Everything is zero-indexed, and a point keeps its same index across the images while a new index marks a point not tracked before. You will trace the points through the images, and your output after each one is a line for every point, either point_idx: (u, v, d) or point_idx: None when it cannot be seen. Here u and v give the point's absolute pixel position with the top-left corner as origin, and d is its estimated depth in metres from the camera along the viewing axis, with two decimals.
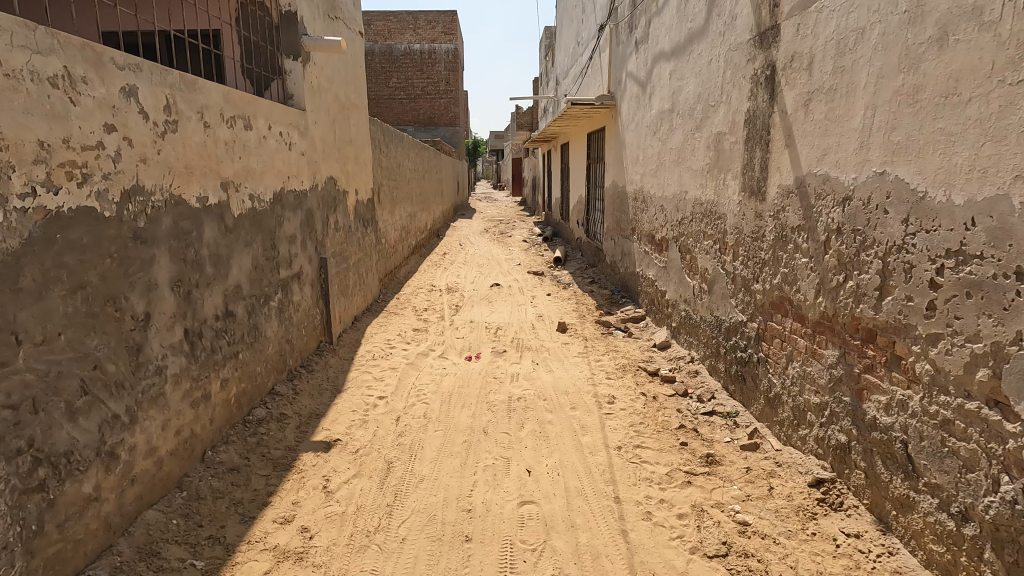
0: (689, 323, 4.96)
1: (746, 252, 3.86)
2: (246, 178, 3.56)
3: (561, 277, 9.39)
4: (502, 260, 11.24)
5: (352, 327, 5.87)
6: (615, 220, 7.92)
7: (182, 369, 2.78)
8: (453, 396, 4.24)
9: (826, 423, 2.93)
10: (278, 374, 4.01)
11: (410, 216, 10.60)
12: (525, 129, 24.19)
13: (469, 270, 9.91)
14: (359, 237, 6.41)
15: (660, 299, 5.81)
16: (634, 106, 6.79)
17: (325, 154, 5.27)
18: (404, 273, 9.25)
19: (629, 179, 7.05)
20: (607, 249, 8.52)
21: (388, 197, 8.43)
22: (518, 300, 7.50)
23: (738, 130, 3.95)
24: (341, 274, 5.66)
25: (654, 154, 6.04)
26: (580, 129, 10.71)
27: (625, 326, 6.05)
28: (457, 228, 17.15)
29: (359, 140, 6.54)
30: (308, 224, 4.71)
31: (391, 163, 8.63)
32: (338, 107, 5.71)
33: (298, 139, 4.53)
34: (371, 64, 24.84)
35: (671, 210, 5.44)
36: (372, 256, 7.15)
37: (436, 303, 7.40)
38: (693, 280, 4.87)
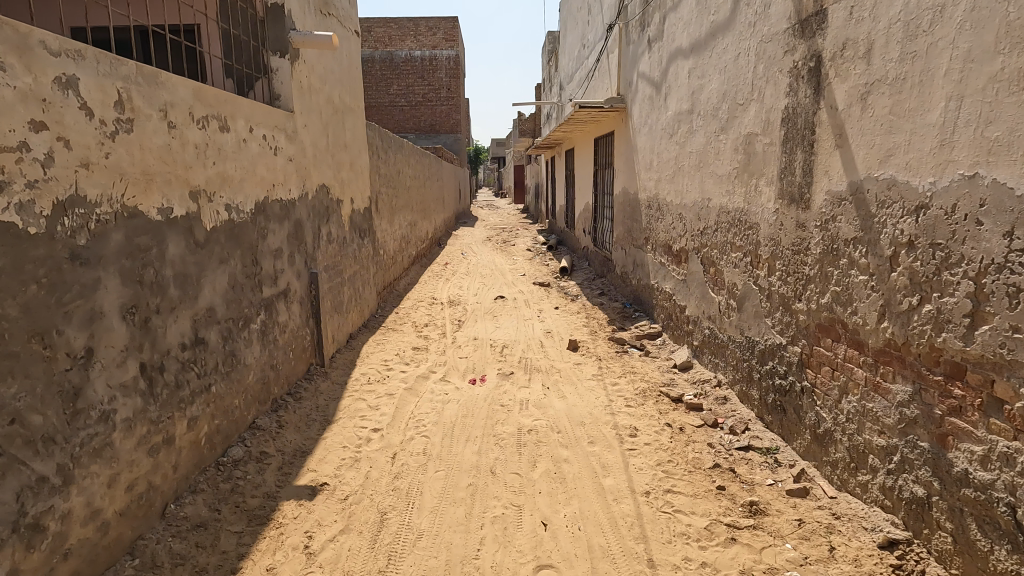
0: (715, 343, 4.52)
1: (785, 267, 3.44)
2: (222, 185, 3.15)
3: (569, 288, 8.97)
4: (506, 270, 10.83)
5: (347, 346, 5.44)
6: (626, 229, 7.50)
7: (136, 411, 2.35)
8: (456, 427, 3.80)
9: (895, 470, 2.49)
10: (260, 406, 3.58)
11: (410, 225, 10.21)
12: (528, 136, 23.85)
13: (472, 282, 9.49)
14: (354, 249, 6.00)
15: (679, 314, 5.38)
16: (648, 108, 6.39)
17: (317, 160, 4.87)
18: (404, 284, 8.83)
19: (642, 185, 6.64)
20: (617, 259, 8.09)
21: (387, 206, 8.03)
22: (524, 314, 7.07)
23: (774, 131, 3.54)
24: (335, 289, 5.24)
25: (670, 159, 5.63)
26: (587, 135, 10.32)
27: (641, 344, 5.62)
28: (458, 237, 16.76)
29: (355, 146, 6.14)
30: (296, 236, 4.30)
31: (389, 170, 8.24)
32: (331, 110, 5.32)
33: (285, 144, 4.13)
34: (372, 71, 24.58)
35: (692, 219, 5.02)
36: (370, 268, 6.74)
37: (437, 317, 6.97)
38: (719, 295, 4.44)
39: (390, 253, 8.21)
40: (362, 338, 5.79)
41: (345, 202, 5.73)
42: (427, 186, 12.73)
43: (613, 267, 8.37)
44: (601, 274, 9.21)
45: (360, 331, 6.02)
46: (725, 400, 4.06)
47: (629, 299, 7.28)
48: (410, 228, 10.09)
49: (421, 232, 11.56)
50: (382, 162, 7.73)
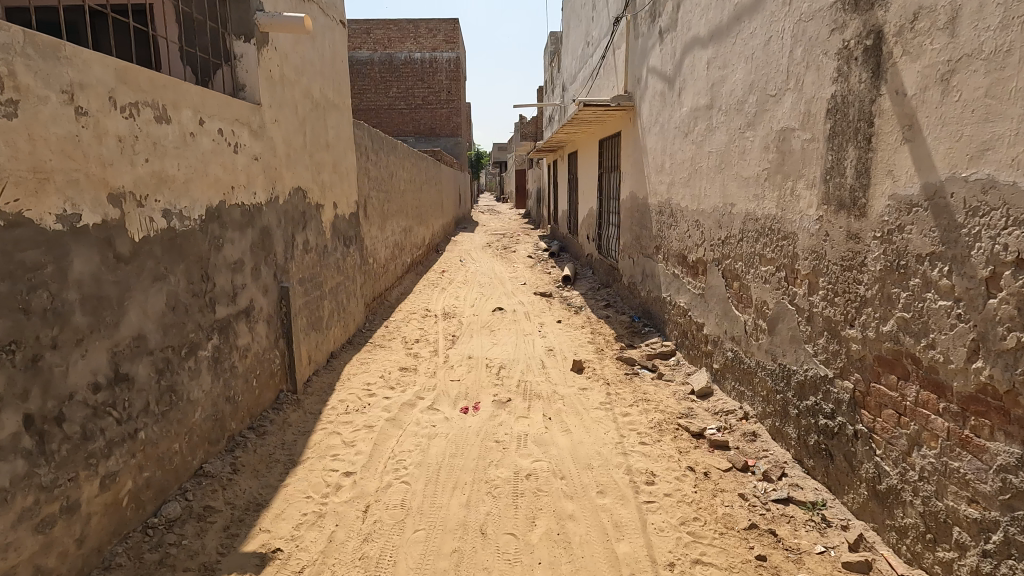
0: (740, 368, 3.98)
1: (831, 285, 2.90)
2: (160, 187, 2.62)
3: (572, 298, 8.43)
4: (506, 279, 10.30)
5: (327, 366, 4.91)
6: (635, 236, 6.97)
7: (14, 479, 1.82)
8: (442, 470, 3.26)
9: (996, 554, 1.95)
10: (210, 447, 3.04)
11: (405, 231, 9.70)
12: (529, 139, 23.38)
13: (469, 291, 8.95)
14: (338, 258, 5.48)
15: (696, 333, 4.85)
16: (659, 105, 5.87)
17: (292, 160, 4.34)
18: (397, 295, 8.31)
19: (653, 189, 6.10)
20: (624, 269, 7.55)
21: (378, 211, 7.52)
22: (524, 328, 6.54)
23: (816, 124, 3.01)
24: (313, 304, 4.72)
25: (685, 161, 5.11)
26: (592, 136, 9.80)
27: (653, 365, 5.07)
28: (457, 243, 16.25)
29: (339, 146, 5.63)
30: (263, 246, 3.77)
31: (381, 173, 7.73)
32: (311, 105, 4.80)
33: (250, 140, 3.62)
34: (371, 73, 24.16)
35: (711, 226, 4.49)
36: (357, 279, 6.22)
37: (430, 332, 6.43)
38: (745, 314, 3.90)
39: (382, 262, 7.69)
40: (345, 356, 5.26)
41: (327, 207, 5.22)
42: (424, 191, 12.24)
43: (620, 277, 7.84)
44: (607, 284, 8.68)
45: (344, 348, 5.50)
46: (754, 437, 3.52)
47: (638, 312, 6.74)
48: (405, 235, 9.58)
49: (417, 238, 11.04)
50: (372, 164, 7.21)
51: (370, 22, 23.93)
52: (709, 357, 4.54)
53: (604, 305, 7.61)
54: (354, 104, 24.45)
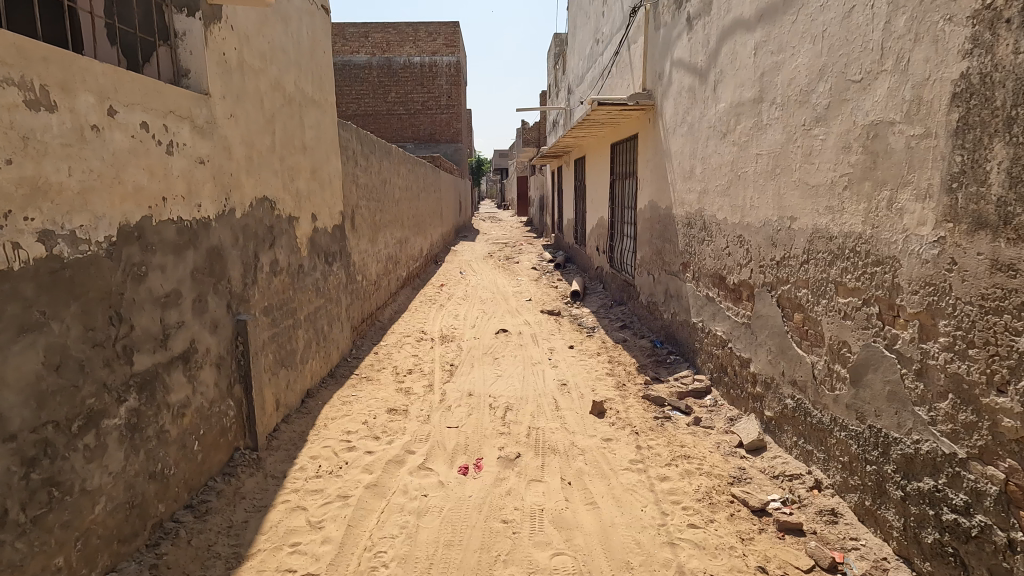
0: (805, 422, 3.20)
1: (960, 332, 2.14)
2: (34, 199, 1.86)
3: (582, 317, 7.68)
4: (509, 293, 9.55)
5: (301, 408, 4.14)
6: (656, 251, 6.21)
7: None
8: (434, 569, 2.48)
9: None
10: (122, 547, 2.27)
11: (400, 243, 8.96)
12: (532, 146, 22.69)
13: (470, 309, 8.20)
14: (317, 279, 4.72)
15: (739, 370, 4.08)
16: (688, 103, 5.12)
17: (256, 164, 3.59)
18: (390, 314, 7.56)
19: (679, 198, 5.36)
20: (643, 285, 6.78)
21: (369, 223, 6.77)
22: (532, 356, 5.77)
23: (933, 114, 2.27)
24: (283, 336, 3.95)
25: (723, 166, 4.36)
26: (602, 141, 9.06)
27: (686, 405, 4.31)
28: (457, 253, 15.52)
29: (320, 149, 4.88)
30: (213, 271, 3.02)
31: (372, 181, 6.98)
32: (283, 101, 4.06)
33: (195, 139, 2.87)
34: (369, 78, 23.58)
35: (762, 244, 3.73)
36: (342, 300, 5.46)
37: (426, 360, 5.67)
38: (813, 356, 3.13)
39: (373, 278, 6.94)
40: (324, 394, 4.49)
41: (304, 220, 4.46)
42: (422, 199, 11.50)
43: (637, 295, 7.07)
44: (621, 301, 7.91)
45: (324, 383, 4.73)
46: (835, 518, 2.75)
47: (661, 337, 5.97)
48: (399, 247, 8.83)
49: (413, 250, 10.29)
50: (361, 170, 6.47)
51: (368, 25, 23.33)
52: (759, 402, 3.77)
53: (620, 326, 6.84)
54: (352, 110, 23.83)
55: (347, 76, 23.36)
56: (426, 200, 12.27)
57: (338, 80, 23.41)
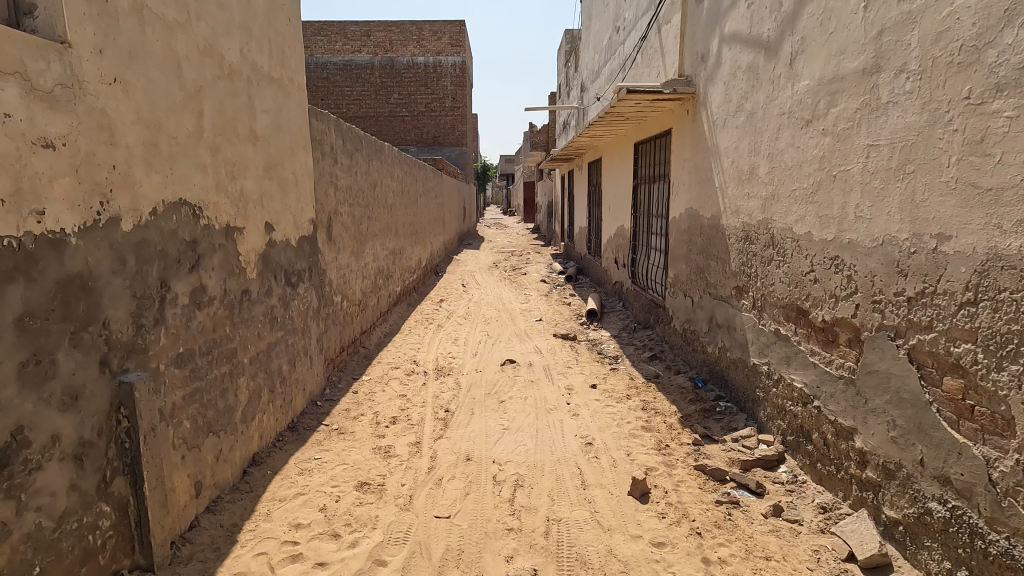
0: (973, 548, 2.12)
1: None
2: None
3: (602, 343, 6.62)
4: (516, 311, 8.50)
5: (240, 485, 3.10)
6: (696, 269, 5.15)
7: None
8: None
9: None
10: None
11: (394, 254, 7.95)
12: (540, 149, 21.70)
13: (472, 331, 7.16)
14: (273, 308, 3.68)
15: (836, 442, 2.99)
16: (747, 87, 4.06)
17: (170, 155, 2.56)
18: (379, 337, 6.53)
19: (733, 206, 4.30)
20: (677, 309, 5.71)
21: (353, 233, 5.74)
22: (546, 397, 4.72)
23: None
24: (214, 390, 2.91)
25: (807, 164, 3.27)
26: (624, 140, 8.02)
27: (757, 482, 3.24)
28: (460, 262, 14.53)
29: (279, 141, 3.83)
30: (72, 315, 1.97)
31: (359, 183, 5.97)
32: (219, 72, 3.02)
33: (32, 108, 1.82)
34: (371, 79, 22.78)
35: (877, 270, 2.67)
36: (312, 329, 4.42)
37: (416, 402, 4.63)
38: (990, 447, 2.06)
39: (358, 298, 5.92)
40: (277, 458, 3.45)
41: (253, 232, 3.42)
42: (421, 205, 10.54)
43: (669, 319, 5.99)
44: (648, 325, 6.83)
45: (281, 441, 3.69)
46: None
47: (705, 375, 4.88)
48: (393, 259, 7.80)
49: (410, 261, 9.29)
50: (344, 171, 5.45)
51: (371, 24, 22.51)
52: (875, 494, 2.69)
53: (650, 358, 5.76)
54: (354, 111, 23.05)
55: (349, 76, 22.60)
56: (426, 206, 11.30)
57: (340, 80, 22.64)
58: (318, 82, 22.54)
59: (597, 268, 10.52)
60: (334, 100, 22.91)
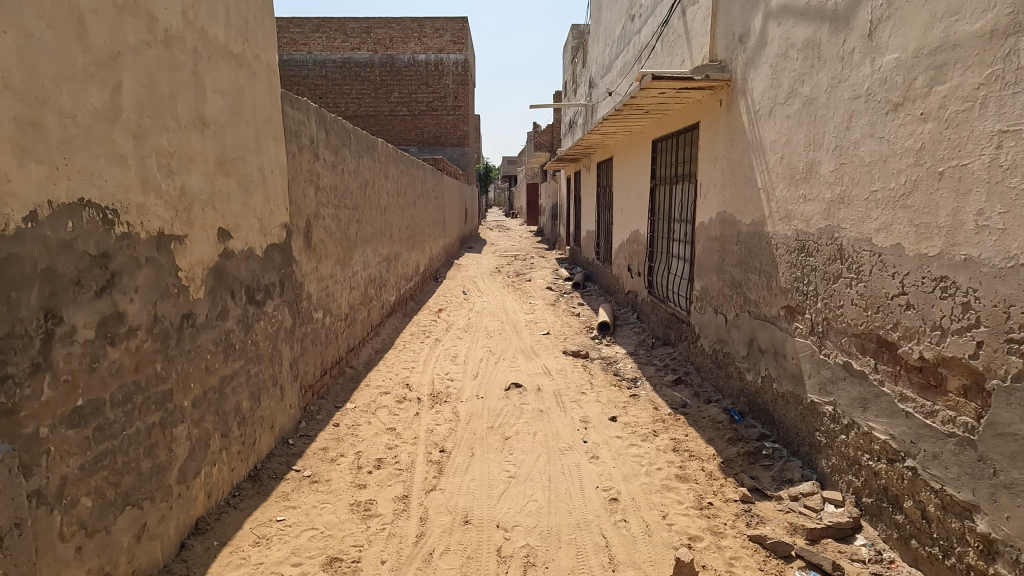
0: None
1: None
2: None
3: (618, 362, 5.95)
4: (521, 323, 7.83)
5: (174, 566, 2.42)
6: (732, 282, 4.48)
7: None
8: None
9: None
10: None
11: (389, 261, 7.29)
12: (544, 149, 21.02)
13: (473, 347, 6.49)
14: (228, 333, 3.01)
15: (943, 518, 2.31)
16: (805, 69, 3.38)
17: (66, 142, 1.90)
18: (370, 355, 5.87)
19: (783, 210, 3.63)
20: (706, 326, 5.03)
21: (338, 239, 5.08)
22: (558, 432, 4.05)
23: None
24: (135, 448, 2.24)
25: (896, 159, 2.60)
26: (640, 138, 7.34)
27: (833, 562, 2.55)
28: (461, 267, 13.87)
29: (239, 130, 3.16)
30: None
31: (346, 183, 5.31)
32: (150, 38, 2.35)
33: None
34: (371, 76, 22.19)
35: (1016, 298, 1.99)
36: (284, 354, 3.75)
37: (406, 439, 3.95)
38: None
39: (344, 312, 5.26)
40: (228, 523, 2.77)
41: (201, 241, 2.75)
42: (419, 207, 9.89)
43: (696, 337, 5.31)
44: (669, 342, 6.15)
45: (238, 496, 3.02)
46: None
47: (743, 407, 4.20)
48: (387, 266, 7.14)
49: (407, 267, 8.63)
50: (328, 168, 4.78)
51: (371, 20, 21.90)
52: None
53: (675, 382, 5.08)
54: (353, 110, 22.46)
55: (349, 74, 22.04)
56: (425, 208, 10.66)
57: (339, 78, 22.07)
58: (317, 81, 21.97)
59: (607, 276, 9.84)
60: (334, 99, 22.33)
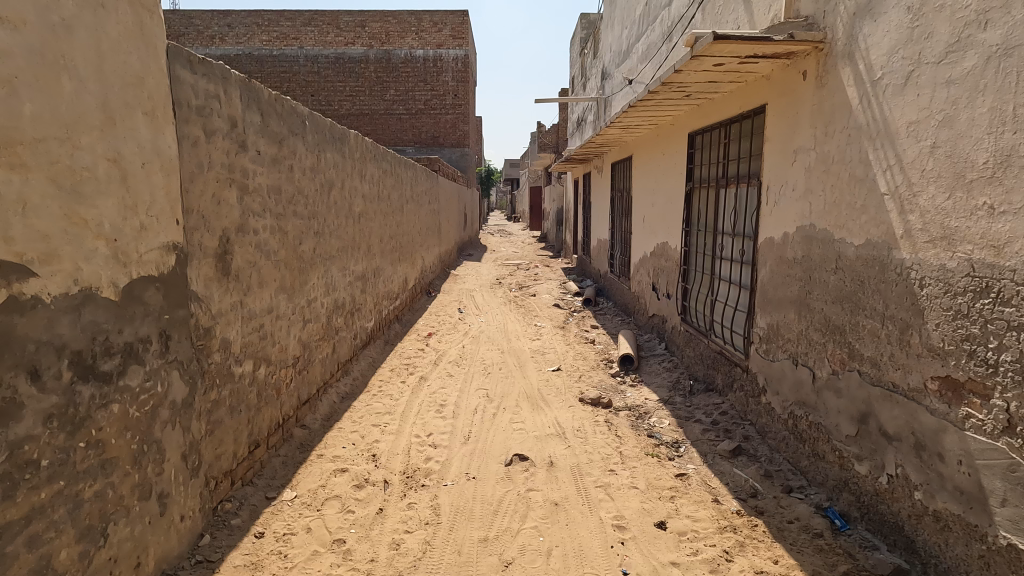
0: None
1: None
2: None
3: (650, 416, 4.66)
4: (526, 352, 6.56)
5: None
6: (825, 326, 3.19)
7: None
8: None
9: None
10: None
11: (366, 280, 6.02)
12: (548, 151, 19.71)
13: (467, 390, 5.22)
14: (21, 445, 1.72)
15: None
16: (994, 2, 2.08)
17: None
18: (333, 405, 4.59)
19: (938, 226, 2.36)
20: (776, 379, 3.74)
21: (283, 259, 3.80)
22: (582, 550, 2.77)
23: None
24: None
25: None
26: (673, 129, 6.05)
27: None
28: (459, 278, 12.61)
29: (61, 92, 1.88)
30: None
31: (297, 184, 4.03)
32: None
33: None
34: (366, 73, 20.99)
35: None
36: (170, 444, 2.47)
37: (359, 565, 2.67)
38: None
39: (294, 355, 3.99)
40: None
41: None
42: (408, 212, 8.62)
43: (757, 390, 4.01)
44: (714, 387, 4.85)
45: None
46: None
47: (851, 510, 2.90)
48: (362, 285, 5.86)
49: (391, 284, 7.37)
50: (265, 163, 3.50)
51: (366, 13, 20.68)
52: None
53: (732, 452, 3.78)
54: (347, 108, 21.26)
55: (343, 70, 20.92)
56: (416, 213, 9.39)
57: (332, 74, 20.92)
58: (309, 77, 20.88)
59: (625, 293, 8.54)
60: (326, 97, 21.16)
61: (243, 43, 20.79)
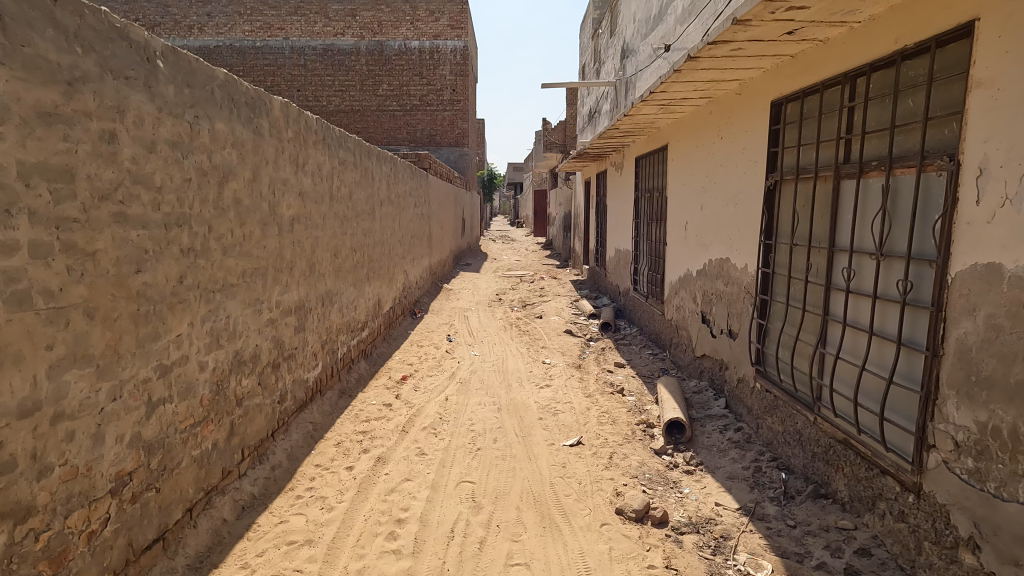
0: None
1: None
2: None
3: (735, 546, 2.88)
4: (531, 409, 4.78)
5: None
6: None
7: None
8: None
9: None
10: None
11: (306, 313, 4.27)
12: (554, 149, 18.00)
13: (444, 486, 3.46)
14: None
15: None
16: None
17: None
18: (220, 531, 2.82)
19: None
20: (1017, 537, 1.95)
21: (84, 304, 2.04)
22: None
23: None
24: None
25: None
26: (742, 99, 4.27)
27: None
28: (452, 294, 10.86)
29: None
30: None
31: (129, 166, 2.28)
32: None
33: None
34: (356, 66, 19.34)
35: None
36: None
37: None
38: None
39: (118, 473, 2.22)
40: None
41: None
42: (383, 216, 6.86)
43: (952, 538, 2.23)
44: (831, 495, 3.05)
45: None
46: None
47: None
48: (297, 320, 4.09)
49: (355, 310, 5.61)
50: (11, 120, 1.75)
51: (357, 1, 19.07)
52: None
53: None
54: (336, 105, 19.58)
55: (331, 62, 19.28)
56: (395, 217, 7.62)
57: (320, 66, 19.28)
58: (294, 71, 19.27)
59: (657, 321, 6.74)
60: (314, 92, 19.50)
61: (223, 33, 19.14)
